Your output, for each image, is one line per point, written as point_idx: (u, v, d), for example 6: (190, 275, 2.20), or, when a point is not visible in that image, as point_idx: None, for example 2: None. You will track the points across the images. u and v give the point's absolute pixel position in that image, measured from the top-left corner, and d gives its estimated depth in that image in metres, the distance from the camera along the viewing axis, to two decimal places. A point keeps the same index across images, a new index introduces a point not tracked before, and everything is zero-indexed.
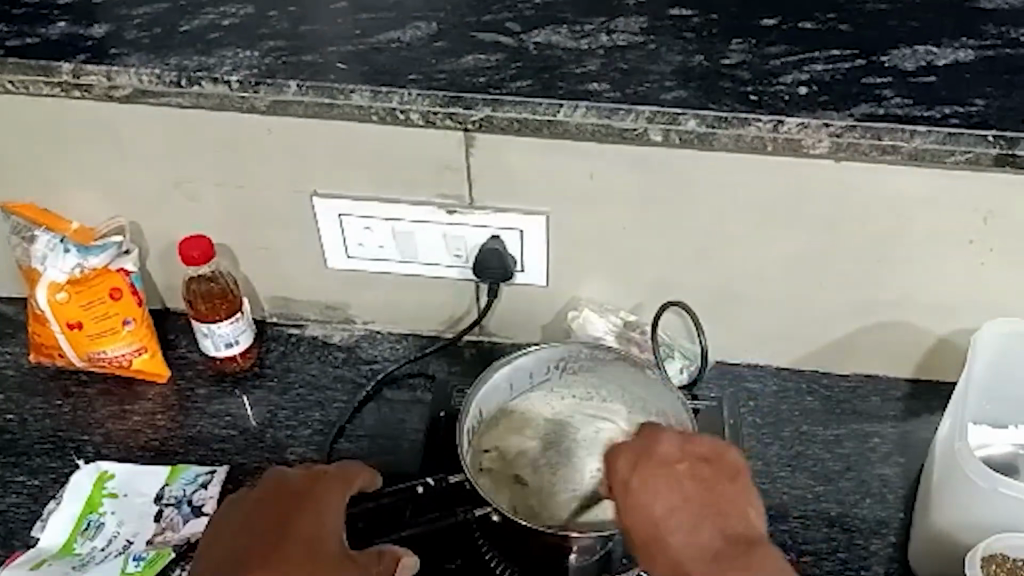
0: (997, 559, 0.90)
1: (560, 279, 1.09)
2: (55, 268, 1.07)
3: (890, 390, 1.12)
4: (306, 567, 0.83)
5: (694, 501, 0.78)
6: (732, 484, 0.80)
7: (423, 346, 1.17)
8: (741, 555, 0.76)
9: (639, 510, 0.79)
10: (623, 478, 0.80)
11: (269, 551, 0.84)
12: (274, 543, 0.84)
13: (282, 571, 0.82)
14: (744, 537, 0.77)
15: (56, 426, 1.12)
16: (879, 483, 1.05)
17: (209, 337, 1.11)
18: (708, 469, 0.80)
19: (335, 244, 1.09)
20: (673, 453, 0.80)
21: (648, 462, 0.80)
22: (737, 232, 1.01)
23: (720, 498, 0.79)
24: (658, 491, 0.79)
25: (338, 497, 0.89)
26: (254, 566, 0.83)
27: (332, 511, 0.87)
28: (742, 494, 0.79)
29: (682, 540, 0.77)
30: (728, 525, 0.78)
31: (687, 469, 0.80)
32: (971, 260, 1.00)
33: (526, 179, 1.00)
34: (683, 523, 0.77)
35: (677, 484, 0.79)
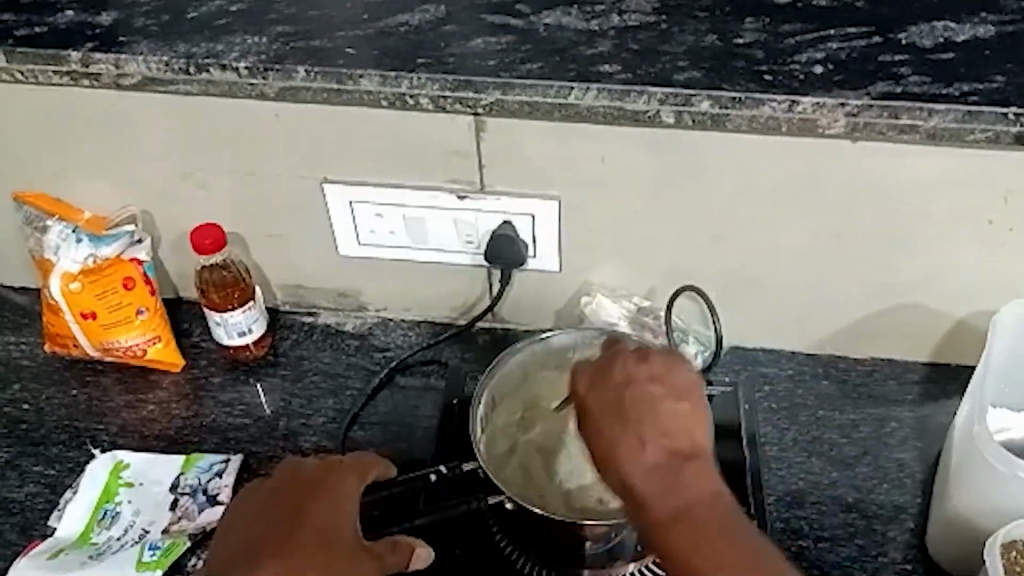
0: (1018, 546, 0.88)
1: (574, 264, 1.08)
2: (67, 258, 1.08)
3: (908, 373, 1.10)
4: (323, 554, 0.81)
5: (641, 412, 0.77)
6: (684, 402, 0.78)
7: (436, 333, 1.16)
8: (676, 468, 0.75)
9: (589, 418, 0.79)
10: (582, 388, 0.81)
11: (284, 538, 0.82)
12: (290, 530, 0.83)
13: (299, 558, 0.81)
14: (685, 454, 0.76)
15: (71, 416, 1.12)
16: (896, 467, 1.04)
17: (222, 326, 1.11)
18: (658, 387, 0.79)
19: (347, 232, 1.08)
20: (631, 369, 0.80)
21: (604, 376, 0.81)
22: (751, 215, 1.00)
23: (666, 414, 0.77)
24: (608, 404, 0.79)
25: (353, 486, 0.89)
26: (269, 553, 0.81)
27: (348, 500, 0.87)
28: (692, 413, 0.78)
29: (623, 448, 0.76)
30: (671, 439, 0.76)
31: (639, 384, 0.79)
32: (991, 242, 0.98)
33: (537, 164, 0.99)
34: (625, 432, 0.77)
35: (627, 396, 0.78)
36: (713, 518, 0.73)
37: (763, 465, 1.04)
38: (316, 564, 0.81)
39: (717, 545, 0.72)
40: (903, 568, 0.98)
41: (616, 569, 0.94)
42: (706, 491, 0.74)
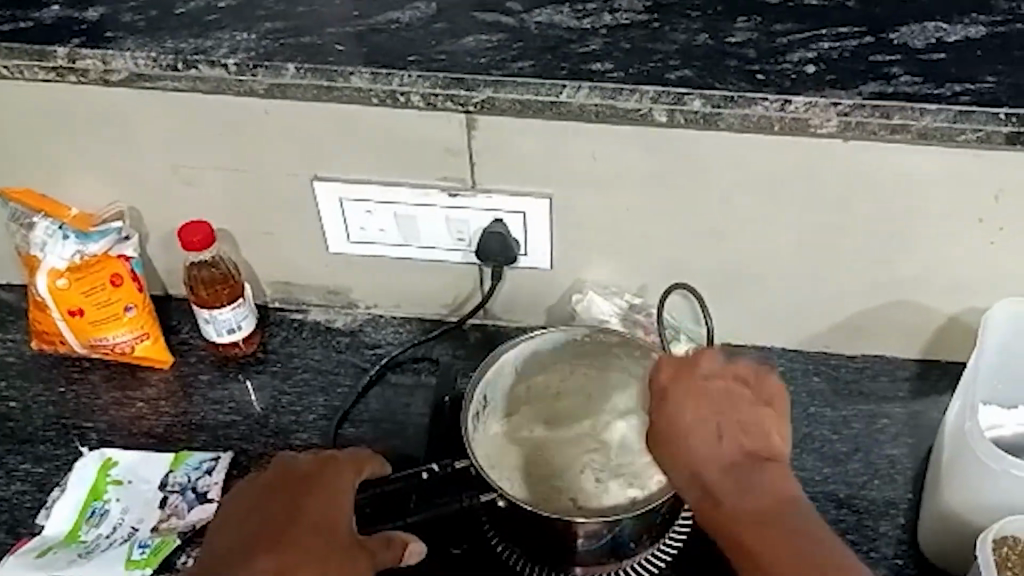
0: (1010, 543, 0.88)
1: (565, 262, 1.08)
2: (55, 254, 1.06)
3: (899, 370, 1.11)
4: (319, 553, 0.81)
5: (726, 411, 0.78)
6: (765, 407, 0.79)
7: (427, 330, 1.16)
8: (757, 469, 0.76)
9: (669, 412, 0.78)
10: (661, 379, 0.80)
11: (280, 536, 0.82)
12: (286, 527, 0.82)
13: (295, 557, 0.80)
14: (766, 456, 0.77)
15: (59, 413, 1.11)
16: (887, 464, 1.04)
17: (211, 324, 1.10)
18: (745, 389, 0.79)
19: (337, 229, 1.08)
20: (714, 368, 0.80)
21: (688, 369, 0.80)
22: (744, 213, 1.00)
23: (750, 417, 0.78)
24: (691, 399, 0.78)
25: (348, 481, 0.88)
26: (265, 551, 0.81)
27: (343, 496, 0.86)
28: (773, 418, 0.79)
29: (706, 445, 0.76)
30: (749, 442, 0.77)
31: (724, 384, 0.79)
32: (982, 240, 0.98)
33: (529, 162, 0.99)
34: (708, 428, 0.77)
35: (711, 394, 0.78)
36: (794, 520, 0.74)
37: None
38: (311, 562, 0.81)
39: (798, 545, 0.73)
40: (894, 565, 0.98)
41: (607, 566, 0.94)
42: (787, 493, 0.75)
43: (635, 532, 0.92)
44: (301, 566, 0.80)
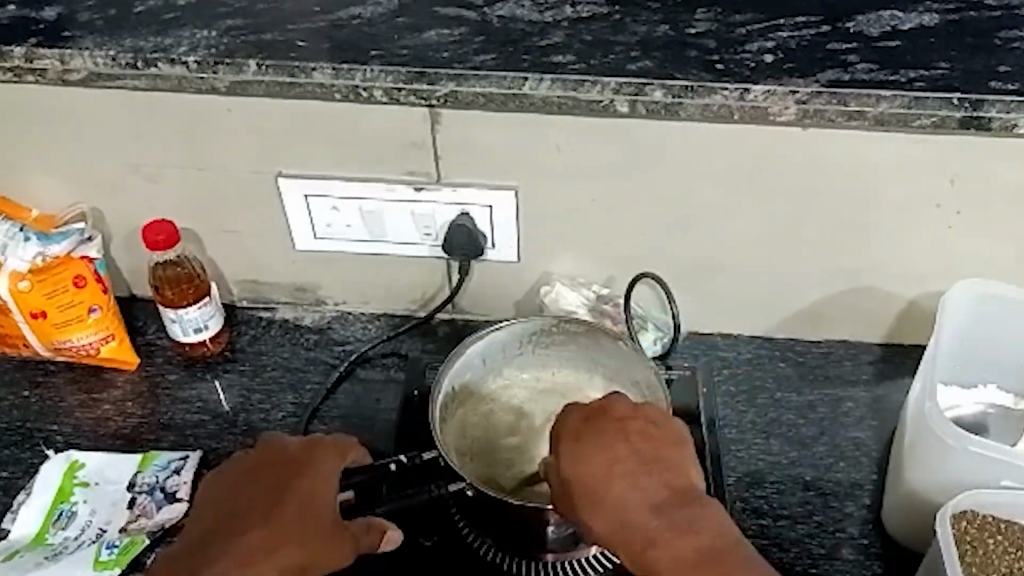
0: (968, 517, 0.90)
1: (532, 254, 1.08)
2: (16, 256, 1.04)
3: (862, 354, 1.13)
4: (292, 545, 0.82)
5: (643, 456, 0.79)
6: (676, 445, 0.81)
7: (396, 325, 1.16)
8: (683, 506, 0.77)
9: (583, 461, 0.79)
10: (570, 431, 0.81)
11: (258, 523, 0.83)
12: (265, 514, 0.83)
13: (269, 547, 0.82)
14: (689, 493, 0.78)
15: (24, 417, 1.10)
16: (852, 446, 1.06)
17: (177, 323, 1.10)
18: (655, 431, 0.81)
19: (303, 226, 1.07)
20: (624, 412, 0.82)
21: (598, 417, 0.81)
22: (707, 202, 1.01)
23: (666, 458, 0.80)
24: (606, 444, 0.79)
25: (334, 470, 0.87)
26: (241, 538, 0.82)
27: (328, 485, 0.86)
28: (686, 456, 0.81)
29: (627, 490, 0.78)
30: (670, 481, 0.78)
31: (635, 426, 0.81)
32: (939, 224, 1.00)
33: (493, 154, 0.99)
34: (628, 472, 0.78)
35: (624, 438, 0.80)
36: (727, 550, 0.74)
37: (722, 447, 1.06)
38: (279, 557, 0.82)
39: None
40: (860, 544, 1.00)
41: (578, 552, 0.95)
42: (716, 524, 0.76)
43: None
44: (270, 560, 0.81)
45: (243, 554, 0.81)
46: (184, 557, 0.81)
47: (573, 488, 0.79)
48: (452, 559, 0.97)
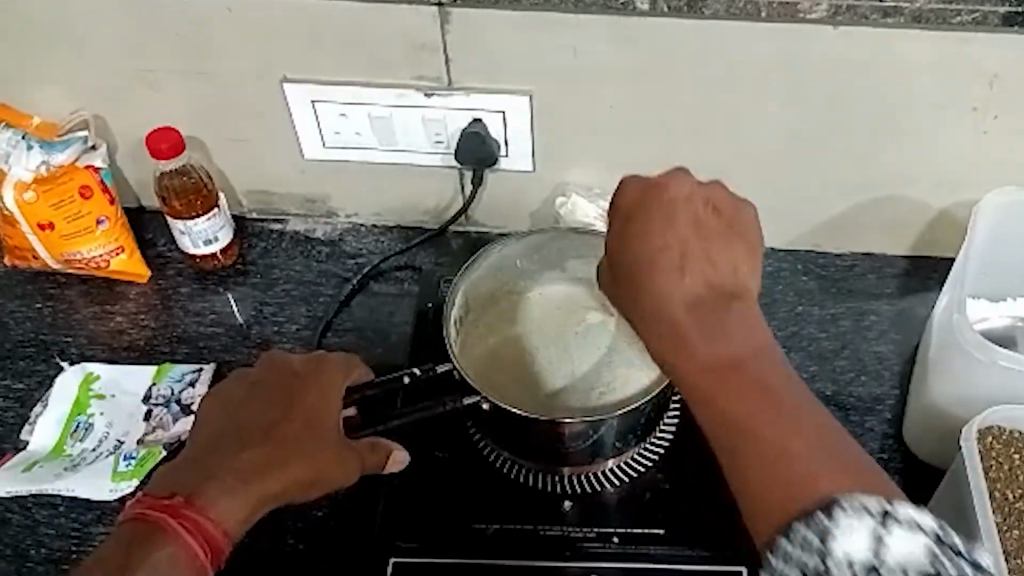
0: (994, 432, 0.87)
1: (548, 164, 1.05)
2: (19, 165, 1.02)
3: (887, 267, 1.09)
4: (296, 464, 0.78)
5: (692, 244, 0.70)
6: (731, 237, 0.71)
7: (409, 237, 1.14)
8: (725, 309, 0.67)
9: (631, 248, 0.71)
10: (620, 210, 0.73)
11: (260, 443, 0.78)
12: (266, 434, 0.78)
13: (271, 466, 0.77)
14: (733, 294, 0.68)
15: (37, 329, 1.10)
16: (874, 359, 1.04)
17: (187, 236, 1.07)
18: (711, 220, 0.72)
19: (312, 133, 1.04)
20: (680, 196, 0.72)
21: (652, 197, 0.72)
22: (729, 107, 0.96)
23: (718, 248, 0.70)
24: (651, 231, 0.71)
25: (339, 388, 0.84)
26: (241, 457, 0.76)
27: (333, 404, 0.82)
28: (742, 251, 0.71)
29: (668, 278, 0.68)
30: (716, 274, 0.69)
31: (690, 212, 0.72)
32: (973, 129, 0.95)
33: (506, 55, 0.95)
34: (672, 260, 0.69)
35: (673, 222, 0.71)
36: (764, 367, 0.66)
37: None
38: (274, 476, 0.76)
39: (774, 400, 0.64)
40: (880, 458, 0.98)
41: (595, 467, 0.93)
42: (755, 334, 0.67)
43: (620, 433, 0.90)
44: (264, 479, 0.76)
45: (235, 473, 0.75)
46: (173, 474, 0.76)
47: (620, 271, 0.71)
48: (467, 472, 0.95)
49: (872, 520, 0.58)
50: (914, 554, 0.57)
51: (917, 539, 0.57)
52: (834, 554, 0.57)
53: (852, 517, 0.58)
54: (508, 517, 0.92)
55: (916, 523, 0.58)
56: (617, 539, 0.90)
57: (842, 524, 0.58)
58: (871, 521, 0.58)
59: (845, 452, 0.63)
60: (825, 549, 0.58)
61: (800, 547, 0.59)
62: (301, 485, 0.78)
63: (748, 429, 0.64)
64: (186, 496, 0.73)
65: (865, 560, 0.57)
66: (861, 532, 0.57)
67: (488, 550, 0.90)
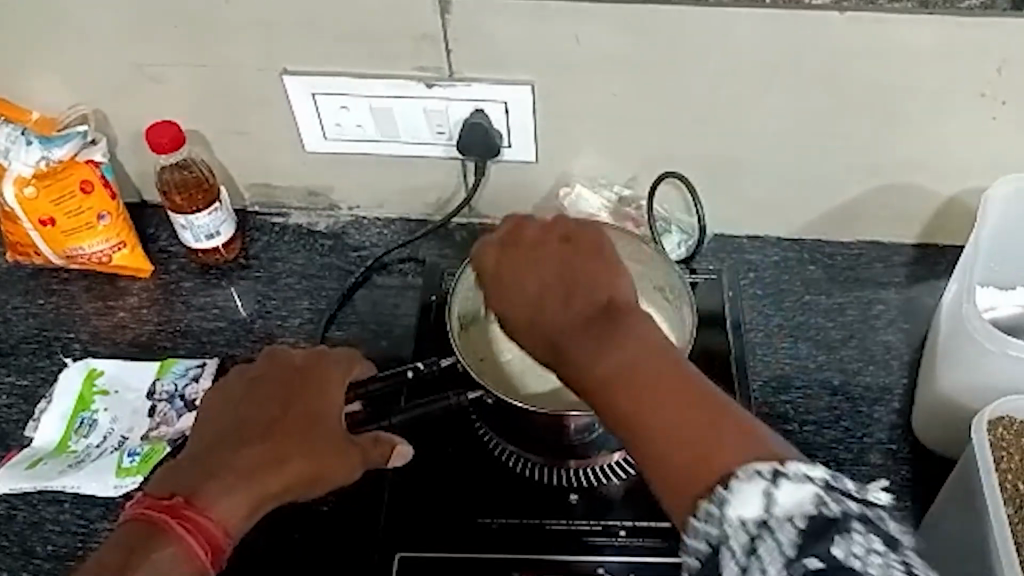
0: (1004, 423, 0.86)
1: (551, 155, 1.04)
2: (19, 160, 1.02)
3: (895, 256, 1.08)
4: (294, 460, 0.77)
5: (561, 274, 0.75)
6: (598, 254, 0.76)
7: (412, 229, 1.13)
8: (606, 322, 0.72)
9: (510, 289, 0.76)
10: (492, 259, 0.79)
11: (258, 439, 0.77)
12: (265, 431, 0.78)
13: (269, 463, 0.76)
14: (613, 307, 0.73)
15: (40, 325, 1.10)
16: (882, 349, 1.03)
17: (188, 230, 1.07)
18: (571, 248, 0.77)
19: (312, 125, 1.03)
20: (539, 234, 0.79)
21: (518, 245, 0.79)
22: (733, 96, 0.95)
23: (584, 271, 0.75)
24: (522, 270, 0.77)
25: (341, 384, 0.83)
26: (239, 454, 0.76)
27: (334, 399, 0.81)
28: (606, 264, 0.76)
29: (552, 312, 0.74)
30: (591, 294, 0.74)
31: (555, 245, 0.78)
32: (981, 115, 0.94)
33: (507, 45, 0.94)
34: (548, 292, 0.75)
35: (542, 260, 0.77)
36: (654, 361, 0.69)
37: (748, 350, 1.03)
38: (274, 474, 0.76)
39: (665, 391, 0.67)
40: (888, 449, 0.97)
41: (601, 459, 0.92)
42: (644, 333, 0.71)
43: None
44: (263, 477, 0.75)
45: (235, 473, 0.75)
46: (173, 472, 0.75)
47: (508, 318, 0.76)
48: (472, 466, 0.95)
49: (763, 479, 0.61)
50: (801, 503, 0.59)
51: (805, 488, 0.59)
52: (728, 518, 0.60)
53: (744, 482, 0.61)
54: (514, 511, 0.91)
55: (804, 475, 0.60)
56: (624, 532, 0.90)
57: (738, 489, 0.61)
58: (761, 480, 0.61)
59: (735, 416, 0.66)
60: (722, 516, 0.61)
61: (702, 519, 0.62)
62: (302, 481, 0.78)
63: (654, 429, 0.66)
64: (186, 496, 0.73)
65: (754, 518, 0.59)
66: (750, 492, 0.60)
67: (495, 544, 0.90)
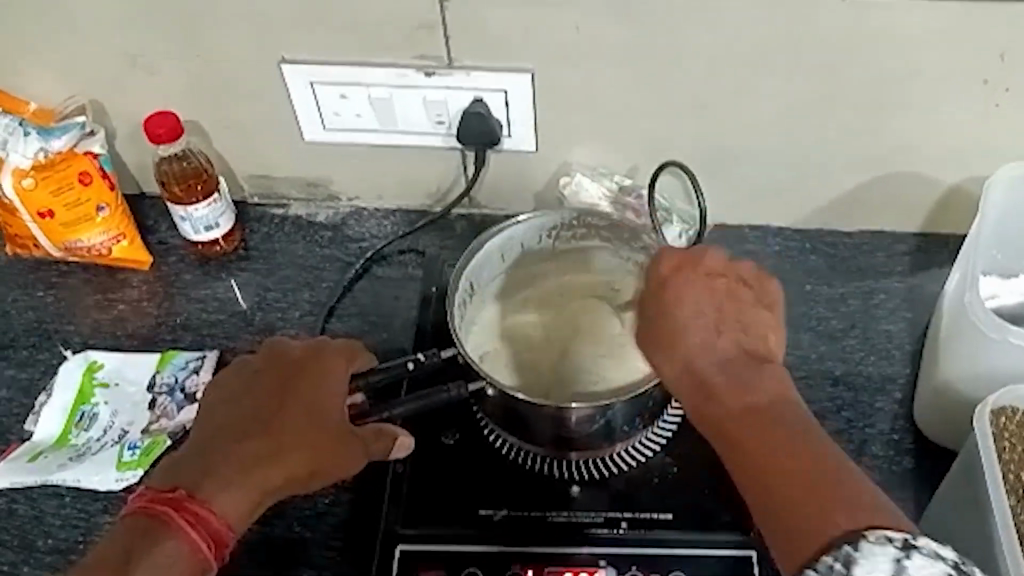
0: (1007, 413, 0.85)
1: (550, 145, 1.03)
2: (17, 153, 1.01)
3: (896, 245, 1.08)
4: (299, 458, 0.77)
5: (724, 310, 0.74)
6: (764, 307, 0.76)
7: (412, 221, 1.13)
8: (755, 367, 0.71)
9: (668, 309, 0.75)
10: (660, 272, 0.76)
11: (259, 434, 0.77)
12: (265, 425, 0.77)
13: (271, 459, 0.76)
14: (764, 355, 0.73)
15: (40, 318, 1.09)
16: (885, 338, 1.03)
17: (187, 221, 1.06)
18: (743, 291, 0.76)
19: (311, 115, 1.03)
20: (716, 266, 0.76)
21: (691, 270, 0.76)
22: (733, 85, 0.95)
23: (748, 316, 0.75)
24: (691, 296, 0.75)
25: (342, 377, 0.83)
26: (241, 449, 0.76)
27: (335, 390, 0.81)
28: (770, 319, 0.75)
29: (700, 343, 0.73)
30: (748, 338, 0.74)
31: (736, 292, 0.76)
32: (985, 102, 0.93)
33: (507, 34, 0.93)
34: (705, 323, 0.74)
35: (709, 295, 0.75)
36: (785, 411, 0.69)
37: None
38: (273, 469, 0.76)
39: (794, 445, 0.67)
40: (891, 439, 0.96)
41: (602, 450, 0.91)
42: (783, 389, 0.71)
43: (628, 416, 0.88)
44: (262, 472, 0.75)
45: (235, 467, 0.75)
46: (174, 464, 0.75)
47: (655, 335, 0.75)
48: (475, 458, 0.95)
49: (894, 547, 0.60)
50: None
51: (936, 568, 0.59)
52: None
53: (876, 548, 0.60)
54: (516, 503, 0.91)
55: (935, 553, 0.60)
56: (625, 523, 0.89)
57: (866, 550, 0.60)
58: (892, 547, 0.60)
59: (861, 488, 0.65)
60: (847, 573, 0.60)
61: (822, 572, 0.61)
62: (302, 475, 0.77)
63: (775, 475, 0.67)
64: (188, 490, 0.73)
65: None
66: (883, 559, 0.60)
67: (496, 535, 0.90)
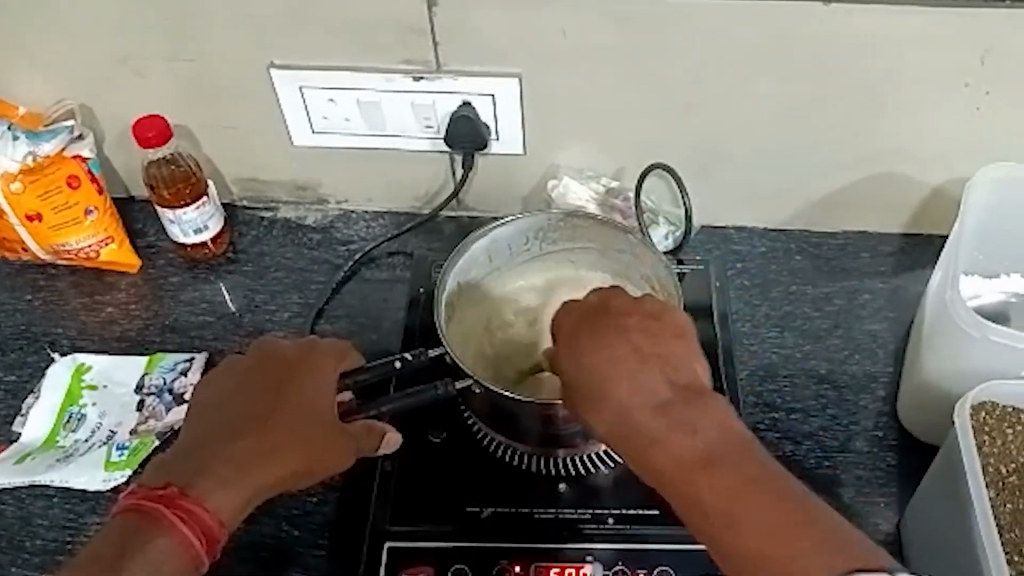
0: (987, 408, 0.87)
1: (538, 147, 1.04)
2: (5, 155, 1.01)
3: (881, 246, 1.09)
4: (286, 459, 0.77)
5: (644, 349, 0.74)
6: (678, 338, 0.75)
7: (400, 223, 1.13)
8: (689, 405, 0.71)
9: (587, 357, 0.74)
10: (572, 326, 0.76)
11: (247, 434, 0.77)
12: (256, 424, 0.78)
13: (259, 460, 0.76)
14: (694, 390, 0.72)
15: (28, 321, 1.09)
16: (869, 338, 1.04)
17: (176, 225, 1.06)
18: (657, 325, 0.75)
19: (300, 119, 1.03)
20: (625, 306, 0.77)
21: (604, 316, 0.76)
22: (718, 87, 0.96)
23: (668, 349, 0.74)
24: (609, 341, 0.74)
25: (333, 373, 0.83)
26: (230, 449, 0.76)
27: (324, 384, 0.82)
28: (688, 349, 0.75)
29: (626, 390, 0.72)
30: (674, 373, 0.73)
31: (651, 329, 0.75)
32: (967, 104, 0.95)
33: (495, 36, 0.94)
34: (628, 366, 0.73)
35: (627, 336, 0.74)
36: (731, 445, 0.69)
37: (735, 339, 1.04)
38: (265, 467, 0.76)
39: (745, 484, 0.67)
40: (875, 436, 0.97)
41: (589, 447, 0.92)
42: (725, 421, 0.70)
43: None
44: (253, 470, 0.76)
45: (227, 465, 0.75)
46: (166, 464, 0.75)
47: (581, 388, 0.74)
48: (462, 456, 0.95)
49: None
50: None
51: None
52: None
53: None
54: (502, 500, 0.92)
55: None
56: (612, 520, 0.90)
57: None
58: None
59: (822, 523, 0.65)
60: None
61: None
62: (293, 473, 0.78)
63: (733, 524, 0.66)
64: (180, 488, 0.73)
65: None
66: None
67: (483, 533, 0.90)
